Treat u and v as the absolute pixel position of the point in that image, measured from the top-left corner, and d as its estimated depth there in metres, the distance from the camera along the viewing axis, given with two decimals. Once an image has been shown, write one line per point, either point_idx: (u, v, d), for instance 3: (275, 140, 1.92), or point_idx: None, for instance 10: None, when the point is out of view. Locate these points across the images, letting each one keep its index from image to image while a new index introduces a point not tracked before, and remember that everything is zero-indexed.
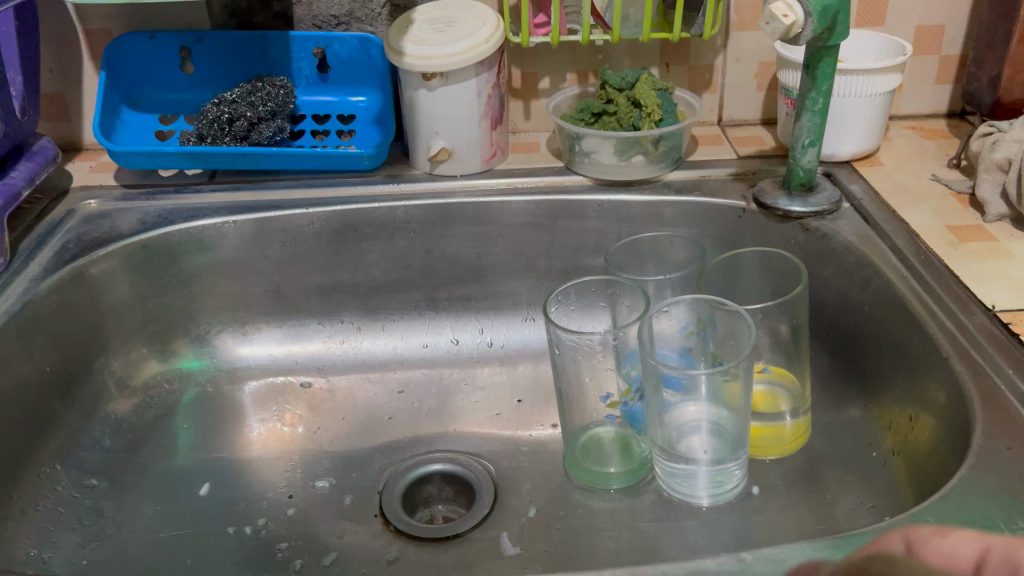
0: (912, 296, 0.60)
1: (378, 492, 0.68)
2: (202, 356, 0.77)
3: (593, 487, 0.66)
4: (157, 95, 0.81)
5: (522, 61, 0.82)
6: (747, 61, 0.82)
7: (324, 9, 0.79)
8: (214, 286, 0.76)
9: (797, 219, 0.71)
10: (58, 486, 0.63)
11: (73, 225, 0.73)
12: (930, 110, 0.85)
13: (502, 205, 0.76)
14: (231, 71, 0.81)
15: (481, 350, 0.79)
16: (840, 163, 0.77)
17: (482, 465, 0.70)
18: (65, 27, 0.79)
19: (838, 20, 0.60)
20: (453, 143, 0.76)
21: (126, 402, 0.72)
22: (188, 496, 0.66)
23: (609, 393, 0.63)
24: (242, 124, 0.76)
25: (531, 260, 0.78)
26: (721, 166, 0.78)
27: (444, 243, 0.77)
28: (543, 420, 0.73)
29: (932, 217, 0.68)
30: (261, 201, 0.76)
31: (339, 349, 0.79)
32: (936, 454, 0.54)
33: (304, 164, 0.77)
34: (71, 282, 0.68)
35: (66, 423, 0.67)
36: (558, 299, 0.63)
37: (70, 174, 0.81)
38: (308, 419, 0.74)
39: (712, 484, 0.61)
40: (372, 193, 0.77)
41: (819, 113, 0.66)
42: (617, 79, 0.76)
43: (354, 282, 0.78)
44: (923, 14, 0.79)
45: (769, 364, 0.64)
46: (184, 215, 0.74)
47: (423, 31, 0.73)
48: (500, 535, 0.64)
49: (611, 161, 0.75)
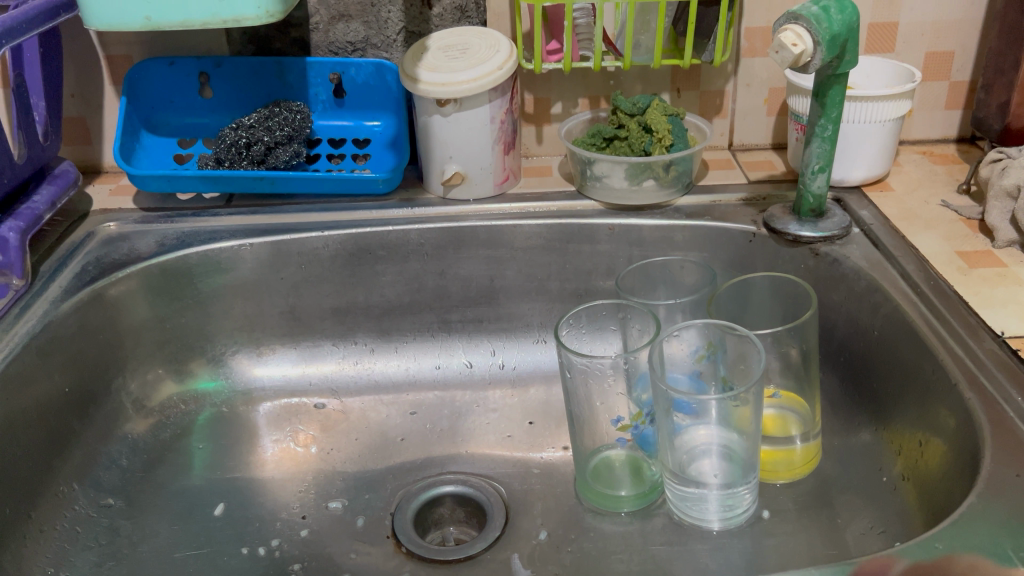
0: (923, 322, 0.60)
1: (390, 514, 0.68)
2: (217, 378, 0.78)
3: (604, 510, 0.66)
4: (177, 119, 0.83)
5: (535, 87, 0.83)
6: (758, 86, 0.82)
7: (340, 36, 0.81)
8: (230, 307, 0.77)
9: (807, 244, 0.71)
10: (76, 505, 0.65)
11: (93, 247, 0.75)
12: (940, 136, 0.86)
13: (514, 229, 0.77)
14: (249, 96, 0.82)
15: (493, 371, 0.80)
16: (850, 189, 0.78)
17: (494, 488, 0.70)
18: (87, 53, 0.81)
19: (847, 48, 0.61)
20: (466, 168, 0.77)
21: (143, 422, 0.73)
22: (203, 516, 0.67)
23: (620, 417, 0.64)
24: (260, 149, 0.77)
25: (543, 283, 0.79)
26: (732, 191, 0.79)
27: (456, 266, 0.78)
28: (554, 443, 0.74)
29: (942, 242, 0.69)
30: (277, 224, 0.77)
31: (352, 370, 0.80)
32: (946, 480, 0.54)
33: (320, 188, 0.78)
34: (91, 304, 0.69)
35: (84, 443, 0.68)
36: (569, 322, 0.64)
37: (90, 197, 0.82)
38: (322, 440, 0.75)
39: (723, 507, 0.61)
40: (386, 217, 0.78)
41: (828, 140, 0.67)
42: (629, 105, 0.77)
43: (368, 303, 0.79)
44: (932, 41, 0.80)
45: (780, 389, 0.65)
46: (201, 238, 0.76)
47: (437, 58, 0.74)
48: (511, 557, 0.65)
49: (623, 185, 0.76)
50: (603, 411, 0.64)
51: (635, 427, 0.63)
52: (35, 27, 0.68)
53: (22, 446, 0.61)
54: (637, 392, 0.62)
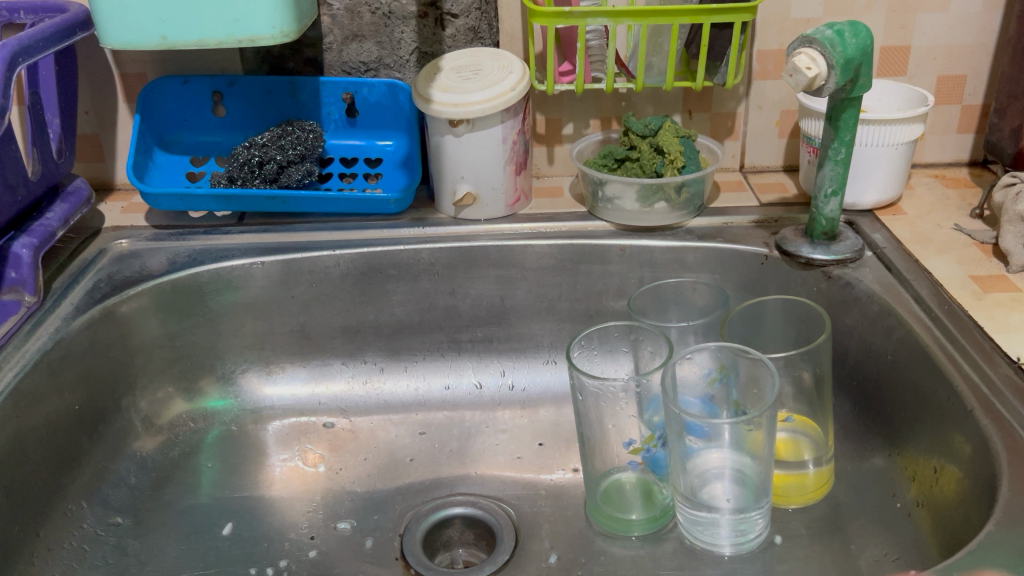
0: (937, 347, 0.60)
1: (399, 535, 0.68)
2: (226, 396, 0.78)
3: (614, 534, 0.66)
4: (189, 137, 0.83)
5: (547, 107, 0.83)
6: (770, 109, 0.83)
7: (354, 56, 0.81)
8: (241, 325, 0.77)
9: (820, 267, 0.71)
10: (84, 524, 0.64)
11: (105, 264, 0.75)
12: (952, 159, 0.85)
13: (525, 249, 0.77)
14: (262, 115, 0.83)
15: (503, 392, 0.80)
16: (862, 212, 0.78)
17: (504, 510, 0.70)
18: (102, 71, 0.81)
19: (861, 72, 0.61)
20: (478, 188, 0.78)
21: (151, 441, 0.73)
22: (211, 535, 0.67)
23: (632, 441, 0.63)
24: (273, 167, 0.77)
25: (554, 303, 0.79)
26: (744, 213, 0.79)
27: (467, 285, 0.78)
28: (564, 464, 0.73)
29: (955, 266, 0.69)
30: (289, 243, 0.77)
31: (362, 390, 0.79)
32: (962, 507, 0.54)
33: (331, 207, 0.78)
34: (103, 321, 0.69)
35: (93, 461, 0.68)
36: (581, 343, 0.64)
37: (102, 214, 0.83)
38: (331, 460, 0.74)
39: (735, 532, 0.61)
40: (398, 236, 0.78)
41: (841, 163, 0.67)
42: (640, 126, 0.77)
43: (378, 322, 0.79)
44: (944, 65, 0.80)
45: (792, 413, 0.64)
46: (213, 256, 0.76)
47: (451, 79, 0.75)
48: None
49: (634, 207, 0.76)
50: (614, 434, 0.63)
51: (646, 450, 0.63)
52: (52, 46, 0.68)
53: (32, 464, 0.61)
54: (649, 415, 0.62)
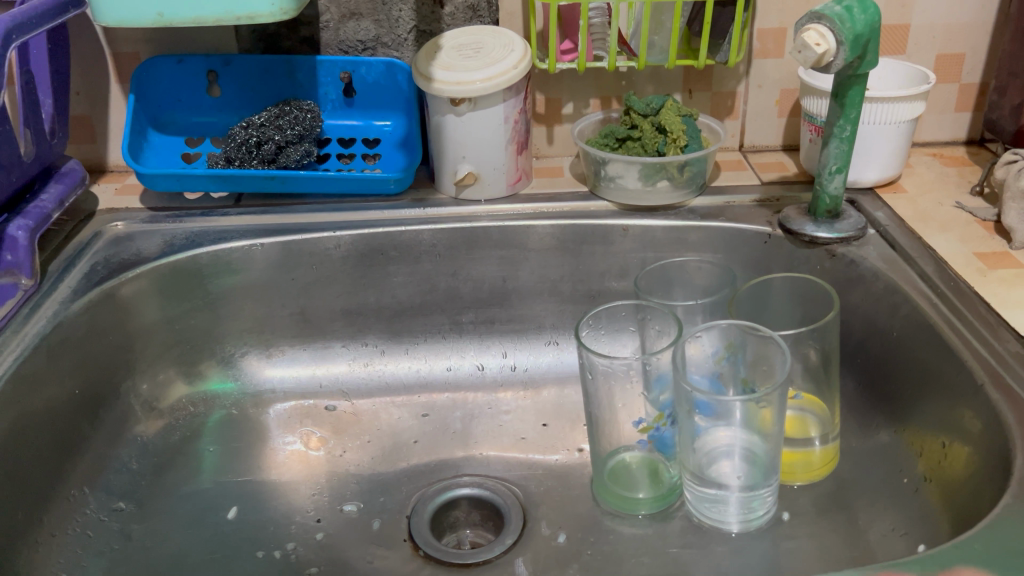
0: (944, 323, 0.60)
1: (406, 517, 0.67)
2: (229, 379, 0.77)
3: (623, 513, 0.66)
4: (184, 117, 0.82)
5: (548, 87, 0.82)
6: (769, 88, 0.82)
7: (351, 35, 0.80)
8: (239, 309, 0.76)
9: (823, 245, 0.71)
10: (87, 509, 0.63)
11: (100, 247, 0.74)
12: (950, 138, 0.86)
13: (528, 229, 0.76)
14: (258, 95, 0.82)
15: (505, 373, 0.79)
16: (863, 191, 0.78)
17: (511, 491, 0.70)
18: (94, 49, 0.79)
19: (868, 49, 0.61)
20: (479, 167, 0.77)
21: (153, 424, 0.72)
22: (216, 520, 0.66)
23: (640, 420, 0.63)
24: (271, 148, 0.76)
25: (556, 284, 0.78)
26: (745, 192, 0.79)
27: (469, 266, 0.77)
28: (569, 445, 0.73)
29: (959, 244, 0.69)
30: (287, 224, 0.76)
31: (363, 372, 0.79)
32: (973, 482, 0.54)
33: (331, 188, 0.77)
34: (102, 304, 0.68)
35: (93, 446, 0.67)
36: (589, 323, 0.63)
37: (96, 196, 0.81)
38: (334, 443, 0.74)
39: (743, 509, 0.61)
40: (398, 217, 0.77)
41: (846, 140, 0.67)
42: (642, 105, 0.77)
43: (379, 305, 0.78)
44: (943, 43, 0.80)
45: (801, 390, 0.65)
46: (211, 238, 0.74)
47: (451, 57, 0.74)
48: (516, 560, 0.64)
49: (636, 186, 0.76)
50: (622, 411, 0.63)
51: (654, 428, 0.63)
52: (45, 23, 0.67)
53: (34, 448, 0.60)
54: (657, 395, 0.62)
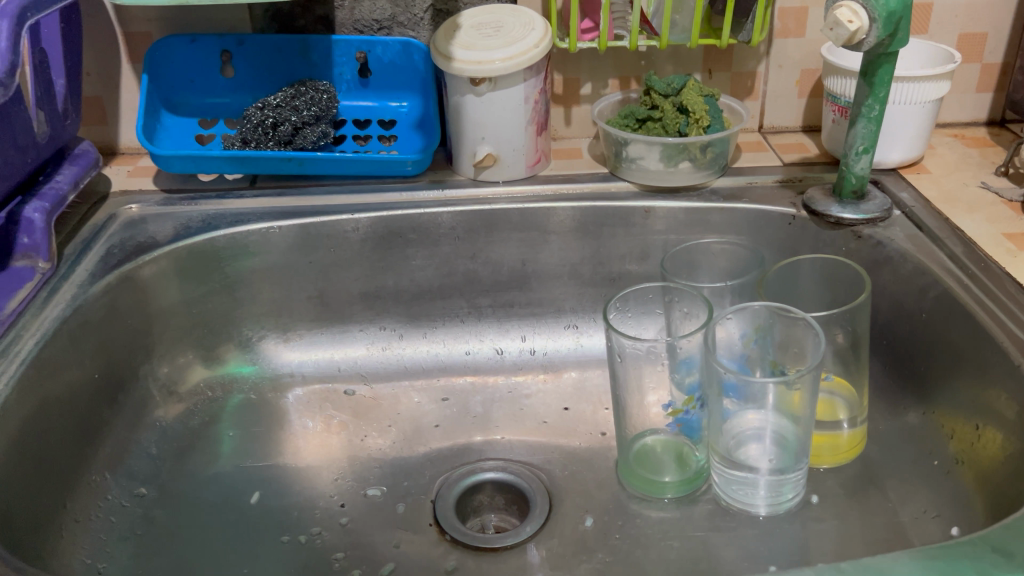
0: (976, 304, 0.60)
1: (431, 500, 0.67)
2: (248, 362, 0.76)
3: (650, 497, 0.65)
4: (197, 99, 0.80)
5: (566, 67, 0.81)
6: (790, 68, 0.82)
7: (366, 14, 0.79)
8: (257, 292, 0.75)
9: (849, 226, 0.70)
10: (109, 495, 0.63)
11: (116, 230, 0.72)
12: (970, 119, 0.85)
13: (549, 211, 0.75)
14: (272, 76, 0.80)
15: (524, 356, 0.79)
16: (886, 172, 0.77)
17: (535, 475, 0.69)
18: (105, 29, 0.78)
19: (901, 26, 0.60)
20: (499, 148, 0.76)
21: (176, 406, 0.71)
22: (239, 505, 0.65)
23: (667, 403, 0.63)
24: (287, 129, 0.75)
25: (576, 267, 0.78)
26: (766, 174, 0.78)
27: (489, 249, 0.77)
28: (592, 429, 0.73)
29: (986, 224, 0.68)
30: (305, 206, 0.75)
31: (381, 355, 0.78)
32: (1012, 463, 0.54)
33: (349, 169, 0.76)
34: (120, 287, 0.67)
35: (114, 431, 0.66)
36: (617, 306, 0.63)
37: (108, 178, 0.80)
38: (354, 427, 0.73)
39: (772, 493, 0.61)
40: (418, 199, 0.76)
41: (874, 120, 0.66)
42: (663, 85, 0.76)
43: (397, 288, 0.77)
44: (966, 22, 0.79)
45: (831, 373, 0.64)
46: (229, 220, 0.73)
47: (471, 36, 0.73)
48: (528, 547, 0.63)
49: (657, 167, 0.75)
50: (650, 394, 0.63)
51: (681, 411, 0.63)
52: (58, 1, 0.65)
53: (57, 432, 0.59)
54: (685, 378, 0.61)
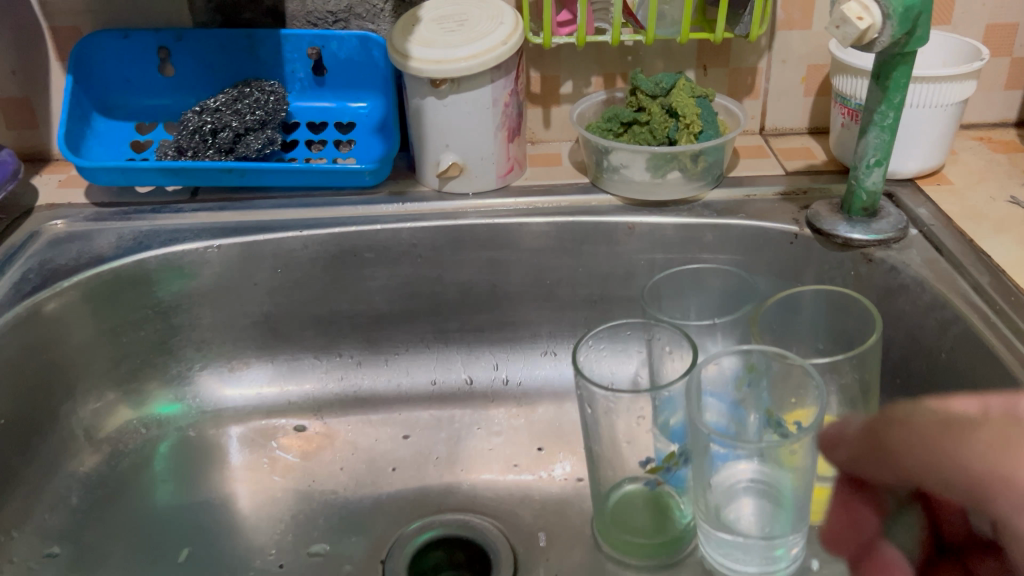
0: (1005, 347, 0.51)
1: (381, 560, 0.59)
2: (178, 399, 0.68)
3: (625, 556, 0.58)
4: (134, 100, 0.72)
5: (544, 63, 0.72)
6: (795, 64, 0.73)
7: (320, 5, 0.71)
8: (198, 318, 0.67)
9: (858, 248, 0.62)
10: (13, 558, 0.55)
11: (37, 250, 0.65)
12: (997, 119, 0.76)
13: (521, 228, 0.67)
14: (216, 75, 0.72)
15: (496, 387, 0.71)
16: (901, 182, 0.68)
17: (501, 534, 0.61)
18: (29, 23, 0.70)
19: (919, 23, 0.51)
20: (465, 157, 0.68)
21: (91, 457, 0.63)
22: (164, 566, 0.58)
23: (648, 459, 0.54)
24: (227, 135, 0.67)
25: (553, 288, 0.70)
26: (767, 184, 0.69)
27: (455, 269, 0.69)
28: (568, 474, 0.65)
29: (1016, 247, 0.60)
30: (248, 222, 0.67)
31: (336, 386, 0.70)
32: None
33: (298, 180, 0.68)
34: (31, 319, 0.59)
35: (24, 482, 0.58)
36: (589, 344, 0.54)
37: (36, 189, 0.72)
38: (303, 470, 0.65)
39: (766, 560, 0.53)
40: (375, 213, 0.68)
41: (888, 129, 0.57)
42: (651, 84, 0.68)
43: (354, 312, 0.69)
44: (994, 11, 0.70)
45: None
46: (162, 238, 0.65)
47: (431, 31, 0.65)
48: None
49: (643, 178, 0.67)
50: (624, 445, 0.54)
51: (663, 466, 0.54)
52: None
53: None
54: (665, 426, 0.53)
